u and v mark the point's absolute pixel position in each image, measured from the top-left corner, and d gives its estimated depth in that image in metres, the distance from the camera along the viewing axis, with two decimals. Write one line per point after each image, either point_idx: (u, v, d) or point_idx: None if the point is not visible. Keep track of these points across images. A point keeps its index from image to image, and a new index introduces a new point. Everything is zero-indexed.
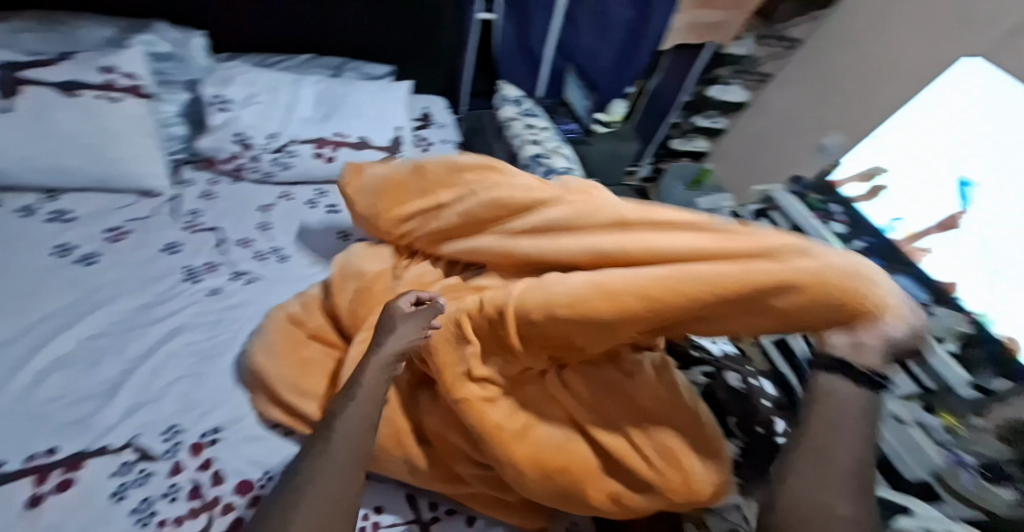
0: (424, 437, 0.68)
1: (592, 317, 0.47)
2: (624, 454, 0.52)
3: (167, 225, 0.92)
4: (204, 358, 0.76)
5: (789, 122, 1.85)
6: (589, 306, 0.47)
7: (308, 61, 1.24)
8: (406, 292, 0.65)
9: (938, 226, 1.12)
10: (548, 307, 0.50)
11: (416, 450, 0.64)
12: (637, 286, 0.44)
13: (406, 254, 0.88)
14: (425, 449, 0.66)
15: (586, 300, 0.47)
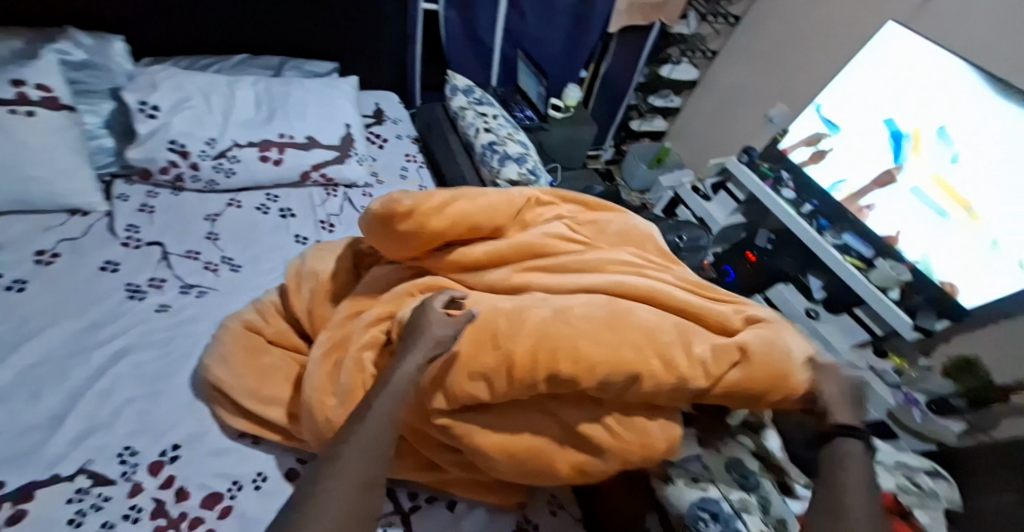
0: None
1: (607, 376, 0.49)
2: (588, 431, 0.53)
3: (105, 244, 0.88)
4: (157, 378, 0.73)
5: (736, 97, 1.92)
6: (617, 364, 0.49)
7: (243, 61, 1.20)
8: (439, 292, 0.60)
9: (876, 183, 1.27)
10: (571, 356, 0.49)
11: None
12: (660, 352, 0.50)
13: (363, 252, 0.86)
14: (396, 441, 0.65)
15: (616, 360, 0.49)
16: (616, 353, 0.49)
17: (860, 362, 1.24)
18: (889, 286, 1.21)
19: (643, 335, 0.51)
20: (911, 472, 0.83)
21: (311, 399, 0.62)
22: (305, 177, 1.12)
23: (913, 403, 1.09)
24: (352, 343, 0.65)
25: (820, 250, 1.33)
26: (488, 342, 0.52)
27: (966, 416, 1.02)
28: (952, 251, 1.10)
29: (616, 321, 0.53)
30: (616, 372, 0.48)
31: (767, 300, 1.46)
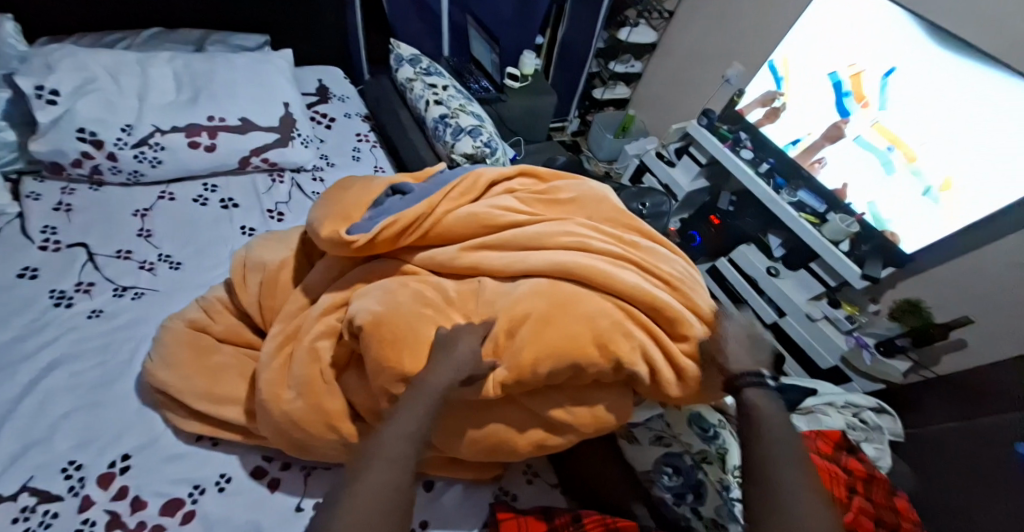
0: (357, 413, 0.63)
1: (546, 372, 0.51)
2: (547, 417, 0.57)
3: (21, 249, 0.80)
4: (97, 386, 0.68)
5: (694, 59, 1.88)
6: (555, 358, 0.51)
7: (159, 39, 1.09)
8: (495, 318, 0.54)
9: (827, 138, 1.27)
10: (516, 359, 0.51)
11: (349, 427, 0.60)
12: (594, 341, 0.51)
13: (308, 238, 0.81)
14: (359, 426, 0.62)
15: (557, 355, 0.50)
16: (550, 344, 0.51)
17: (816, 312, 1.31)
18: (839, 238, 1.27)
19: (580, 320, 0.52)
20: (858, 411, 0.92)
21: (266, 393, 0.60)
22: (244, 163, 1.05)
23: (863, 345, 1.23)
24: (304, 332, 0.63)
25: (778, 209, 1.35)
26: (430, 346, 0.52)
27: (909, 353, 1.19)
28: (896, 199, 1.15)
29: (556, 312, 0.53)
30: (548, 361, 0.50)
31: (732, 261, 1.49)
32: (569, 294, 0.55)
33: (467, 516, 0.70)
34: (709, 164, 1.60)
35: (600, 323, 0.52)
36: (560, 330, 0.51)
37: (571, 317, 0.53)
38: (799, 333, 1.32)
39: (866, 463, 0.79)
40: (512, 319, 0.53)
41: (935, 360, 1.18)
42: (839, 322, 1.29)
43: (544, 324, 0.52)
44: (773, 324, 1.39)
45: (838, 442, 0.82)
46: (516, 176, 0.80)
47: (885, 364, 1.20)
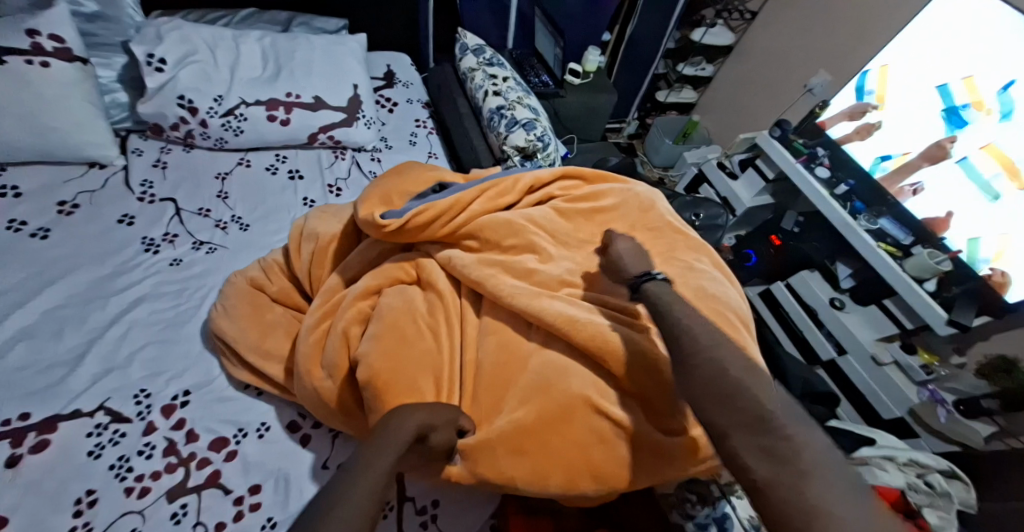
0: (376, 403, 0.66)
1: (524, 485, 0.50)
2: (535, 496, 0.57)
3: (121, 197, 0.91)
4: (170, 326, 0.77)
5: (773, 64, 1.75)
6: (539, 478, 0.49)
7: (253, 18, 1.20)
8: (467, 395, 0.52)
9: (926, 159, 1.12)
10: (493, 470, 0.50)
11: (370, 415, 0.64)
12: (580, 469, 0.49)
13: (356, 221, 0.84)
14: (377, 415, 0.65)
15: (539, 476, 0.49)
16: (534, 468, 0.49)
17: (884, 356, 1.17)
18: (925, 276, 1.10)
19: (574, 447, 0.49)
20: (924, 472, 0.80)
21: (302, 366, 0.65)
22: (312, 138, 1.13)
23: (938, 401, 1.07)
24: (340, 313, 0.67)
25: (850, 233, 1.22)
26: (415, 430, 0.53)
27: (995, 416, 1.00)
28: (1005, 237, 0.97)
29: (542, 430, 0.49)
30: (529, 482, 0.49)
31: (790, 286, 1.38)
32: (578, 399, 0.50)
33: (476, 503, 0.71)
34: (777, 180, 1.49)
35: (589, 439, 0.49)
36: (548, 451, 0.49)
37: (566, 431, 0.49)
38: (863, 378, 1.19)
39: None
40: (506, 427, 0.50)
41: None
42: (910, 369, 1.12)
43: (528, 443, 0.49)
44: (829, 362, 1.27)
45: (896, 503, 0.70)
46: (555, 183, 0.80)
47: (965, 425, 1.03)
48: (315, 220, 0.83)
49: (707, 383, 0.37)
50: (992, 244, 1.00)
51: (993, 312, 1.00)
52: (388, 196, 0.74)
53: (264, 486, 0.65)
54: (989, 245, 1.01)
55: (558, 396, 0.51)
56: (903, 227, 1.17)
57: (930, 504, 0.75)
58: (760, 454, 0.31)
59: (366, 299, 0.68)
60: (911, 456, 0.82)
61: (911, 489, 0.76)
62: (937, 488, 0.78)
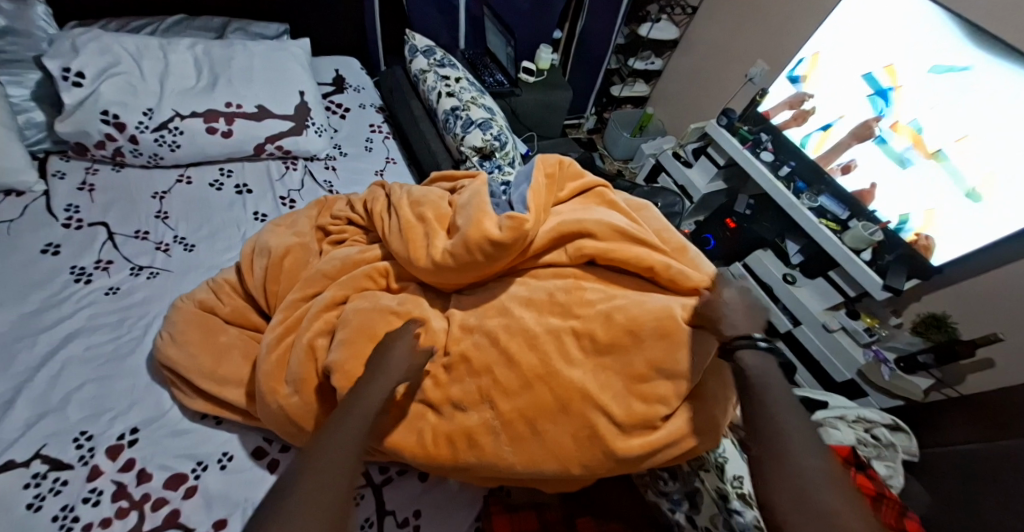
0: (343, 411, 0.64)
1: (509, 472, 0.53)
2: (504, 482, 0.60)
3: (45, 224, 0.83)
4: (111, 359, 0.71)
5: (716, 55, 1.82)
6: (537, 462, 0.52)
7: (184, 26, 1.12)
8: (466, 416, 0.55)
9: (854, 137, 1.20)
10: (492, 457, 0.53)
11: None
12: (566, 454, 0.51)
13: (326, 237, 0.84)
14: None
15: (537, 462, 0.52)
16: (530, 454, 0.52)
17: (832, 323, 1.23)
18: (861, 247, 1.18)
19: (569, 432, 0.51)
20: (871, 427, 0.85)
21: (264, 386, 0.63)
22: (259, 150, 1.08)
23: (882, 359, 1.14)
24: (303, 326, 0.65)
25: (795, 212, 1.29)
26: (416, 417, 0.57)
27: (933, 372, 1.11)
28: (932, 207, 1.05)
29: (549, 409, 0.52)
30: (524, 465, 0.52)
31: (748, 267, 1.43)
32: (576, 390, 0.51)
33: (460, 507, 0.70)
34: (727, 165, 1.55)
35: (584, 427, 0.50)
36: (543, 440, 0.51)
37: (561, 422, 0.51)
38: (815, 343, 1.25)
39: (876, 481, 0.70)
40: (506, 413, 0.53)
41: (960, 377, 1.09)
42: (856, 333, 1.20)
43: (525, 430, 0.52)
44: (787, 334, 1.32)
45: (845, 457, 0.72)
46: (597, 202, 0.73)
47: (906, 380, 1.11)
48: (269, 237, 0.80)
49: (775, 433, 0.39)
50: (921, 219, 1.08)
51: (924, 275, 1.09)
52: (480, 208, 0.66)
53: (229, 520, 0.61)
54: (919, 220, 1.08)
55: (564, 391, 0.51)
56: (840, 204, 1.24)
57: (886, 463, 0.80)
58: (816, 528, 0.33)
59: (329, 310, 0.67)
60: (864, 416, 0.86)
61: (864, 449, 0.81)
62: (883, 440, 0.83)
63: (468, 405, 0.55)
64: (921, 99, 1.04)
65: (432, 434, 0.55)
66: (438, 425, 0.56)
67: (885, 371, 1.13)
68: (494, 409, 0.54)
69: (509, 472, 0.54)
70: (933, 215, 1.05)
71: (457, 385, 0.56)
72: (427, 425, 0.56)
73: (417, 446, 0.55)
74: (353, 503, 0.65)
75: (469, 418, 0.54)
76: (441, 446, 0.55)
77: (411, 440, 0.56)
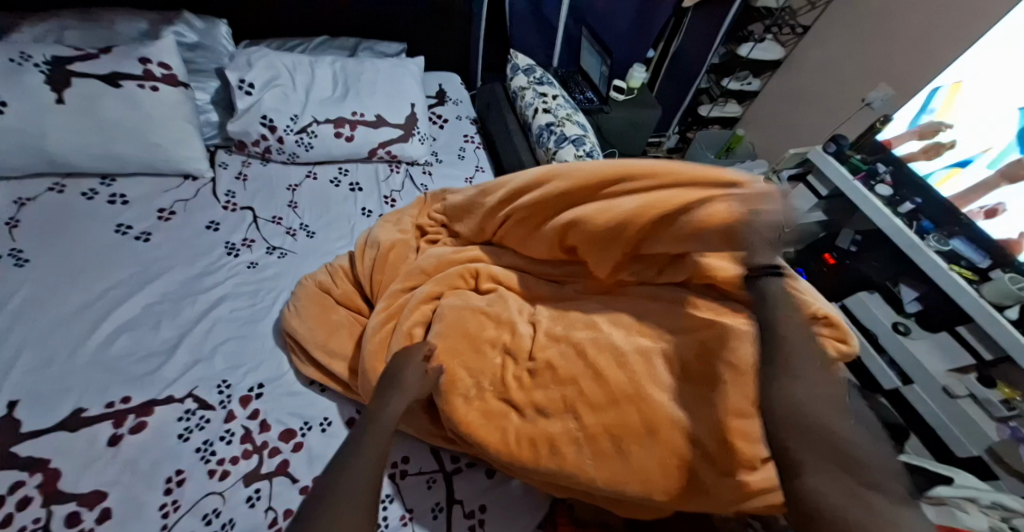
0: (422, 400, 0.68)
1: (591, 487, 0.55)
2: (583, 497, 0.62)
3: (207, 205, 1.01)
4: (247, 323, 0.84)
5: (829, 80, 1.70)
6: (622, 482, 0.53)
7: (324, 44, 1.30)
8: (549, 424, 0.58)
9: (1002, 177, 1.06)
10: (578, 469, 0.55)
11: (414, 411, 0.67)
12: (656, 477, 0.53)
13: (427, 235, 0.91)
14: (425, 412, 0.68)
15: (621, 482, 0.53)
16: (613, 471, 0.53)
17: (957, 388, 1.06)
18: (1005, 302, 1.00)
19: (659, 452, 0.53)
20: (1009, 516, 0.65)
21: (367, 364, 0.70)
22: (372, 153, 1.20)
23: (1022, 439, 0.94)
24: (403, 315, 0.72)
25: (921, 256, 1.13)
26: (497, 418, 0.60)
27: None
28: None
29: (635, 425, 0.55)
30: (608, 484, 0.54)
31: (847, 309, 1.31)
32: (665, 416, 0.55)
33: (524, 508, 0.72)
34: (830, 197, 1.42)
35: (674, 453, 0.52)
36: (628, 459, 0.53)
37: (648, 446, 0.54)
38: (931, 409, 1.07)
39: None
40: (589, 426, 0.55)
41: None
42: (989, 404, 1.01)
43: (610, 447, 0.54)
44: (893, 391, 1.17)
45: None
46: None
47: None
48: (382, 230, 0.90)
49: (793, 415, 0.39)
50: None
51: None
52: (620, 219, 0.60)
53: None
54: None
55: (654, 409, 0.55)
56: (975, 251, 1.09)
57: None
58: (844, 492, 0.33)
59: (428, 303, 0.74)
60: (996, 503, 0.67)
61: None
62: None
63: (553, 414, 0.59)
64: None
65: (513, 436, 0.58)
66: (522, 428, 0.59)
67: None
68: (578, 420, 0.57)
69: (590, 488, 0.55)
70: None
71: (541, 390, 0.61)
72: (510, 425, 0.59)
73: (498, 443, 0.58)
74: (425, 486, 0.71)
75: (552, 427, 0.58)
76: (524, 447, 0.57)
77: (495, 437, 0.58)
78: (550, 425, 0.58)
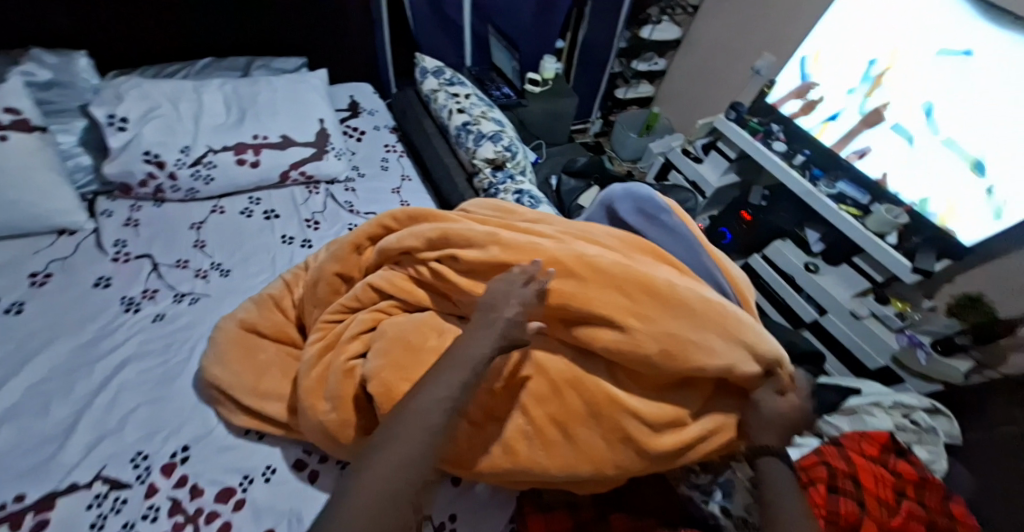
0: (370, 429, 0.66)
1: (544, 476, 0.55)
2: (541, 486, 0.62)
3: (94, 261, 0.90)
4: (160, 383, 0.76)
5: (722, 51, 1.83)
6: (575, 468, 0.53)
7: (210, 66, 1.20)
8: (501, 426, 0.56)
9: (864, 123, 1.23)
10: (531, 465, 0.54)
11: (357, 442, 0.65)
12: (602, 462, 0.53)
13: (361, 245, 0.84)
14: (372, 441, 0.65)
15: (574, 469, 0.53)
16: (563, 459, 0.53)
17: (861, 310, 1.23)
18: (886, 230, 1.18)
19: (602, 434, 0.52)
20: (910, 411, 1.00)
21: (305, 403, 0.66)
22: (284, 176, 1.13)
23: (917, 343, 1.14)
24: (338, 348, 0.69)
25: (814, 200, 1.28)
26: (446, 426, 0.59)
27: (971, 353, 1.12)
28: (950, 192, 1.08)
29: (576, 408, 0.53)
30: (562, 471, 0.53)
31: (766, 258, 1.44)
32: (604, 395, 0.53)
33: (493, 507, 0.71)
34: (738, 159, 1.56)
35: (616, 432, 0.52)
36: (575, 443, 0.53)
37: (592, 424, 0.53)
38: (843, 331, 1.25)
39: (916, 466, 0.89)
40: (537, 419, 0.54)
41: (1003, 358, 1.07)
42: (886, 319, 1.20)
43: (557, 435, 0.54)
44: (813, 323, 1.32)
45: (885, 444, 0.91)
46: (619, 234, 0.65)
47: (944, 363, 1.11)
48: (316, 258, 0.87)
49: None
50: (940, 203, 1.10)
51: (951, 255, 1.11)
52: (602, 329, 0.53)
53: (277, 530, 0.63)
54: (938, 205, 1.11)
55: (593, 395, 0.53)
56: (859, 189, 1.25)
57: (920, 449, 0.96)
58: None
59: (367, 332, 0.70)
60: (901, 403, 1.01)
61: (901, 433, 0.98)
62: (922, 425, 0.99)
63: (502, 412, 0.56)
64: (924, 80, 1.08)
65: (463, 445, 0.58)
66: (473, 433, 0.58)
67: (924, 357, 1.13)
68: (526, 414, 0.55)
69: (546, 477, 0.55)
70: (948, 196, 1.09)
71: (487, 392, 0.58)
72: (460, 433, 0.58)
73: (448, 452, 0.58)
74: None
75: (501, 425, 0.56)
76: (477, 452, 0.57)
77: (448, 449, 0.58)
78: (499, 425, 0.56)
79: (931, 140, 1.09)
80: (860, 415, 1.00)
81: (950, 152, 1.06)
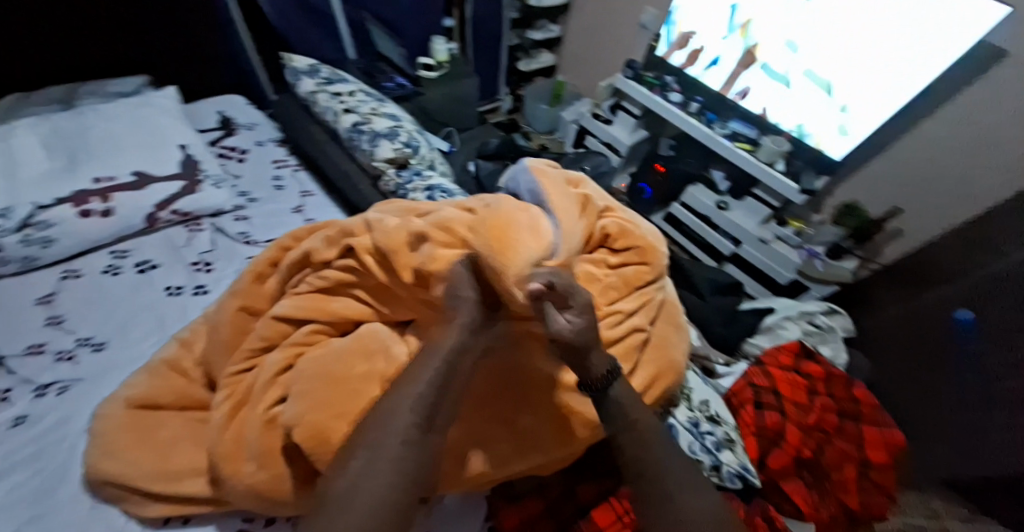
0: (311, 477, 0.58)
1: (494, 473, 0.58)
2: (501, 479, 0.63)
3: None
4: (35, 500, 0.60)
5: (607, 10, 1.86)
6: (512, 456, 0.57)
7: (22, 102, 0.98)
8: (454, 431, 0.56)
9: (742, 65, 1.30)
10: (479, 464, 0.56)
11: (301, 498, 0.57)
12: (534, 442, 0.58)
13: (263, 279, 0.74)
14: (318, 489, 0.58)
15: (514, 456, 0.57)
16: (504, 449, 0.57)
17: (767, 235, 1.33)
18: (774, 160, 1.29)
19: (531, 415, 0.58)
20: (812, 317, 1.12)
21: (225, 470, 0.56)
22: (152, 220, 0.97)
23: (814, 255, 1.27)
24: (254, 400, 0.60)
25: (713, 143, 1.35)
26: None
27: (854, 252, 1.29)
28: (822, 115, 1.19)
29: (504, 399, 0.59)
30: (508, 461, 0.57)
31: (684, 205, 1.49)
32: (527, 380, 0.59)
33: (469, 515, 0.66)
34: (644, 115, 1.62)
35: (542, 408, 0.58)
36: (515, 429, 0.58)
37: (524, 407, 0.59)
38: (759, 259, 1.33)
39: (823, 364, 0.96)
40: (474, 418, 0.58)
41: (879, 250, 1.30)
42: (788, 239, 1.31)
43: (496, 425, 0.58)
44: (732, 256, 1.41)
45: (796, 352, 0.98)
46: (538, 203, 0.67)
47: (836, 266, 1.25)
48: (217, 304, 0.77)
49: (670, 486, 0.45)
50: (816, 127, 1.21)
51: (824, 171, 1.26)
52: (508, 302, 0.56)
53: None
54: (814, 128, 1.22)
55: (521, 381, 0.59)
56: (747, 126, 1.35)
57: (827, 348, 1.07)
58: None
59: (286, 373, 0.62)
60: (804, 312, 1.14)
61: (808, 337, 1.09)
62: (822, 326, 1.11)
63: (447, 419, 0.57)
64: (781, 17, 1.16)
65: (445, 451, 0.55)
66: None
67: (818, 263, 1.26)
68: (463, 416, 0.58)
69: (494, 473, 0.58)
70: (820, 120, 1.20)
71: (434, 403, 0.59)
72: None
73: None
74: None
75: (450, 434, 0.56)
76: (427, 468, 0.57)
77: None
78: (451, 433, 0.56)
79: (797, 72, 1.19)
80: (774, 330, 1.10)
81: (811, 81, 1.17)
